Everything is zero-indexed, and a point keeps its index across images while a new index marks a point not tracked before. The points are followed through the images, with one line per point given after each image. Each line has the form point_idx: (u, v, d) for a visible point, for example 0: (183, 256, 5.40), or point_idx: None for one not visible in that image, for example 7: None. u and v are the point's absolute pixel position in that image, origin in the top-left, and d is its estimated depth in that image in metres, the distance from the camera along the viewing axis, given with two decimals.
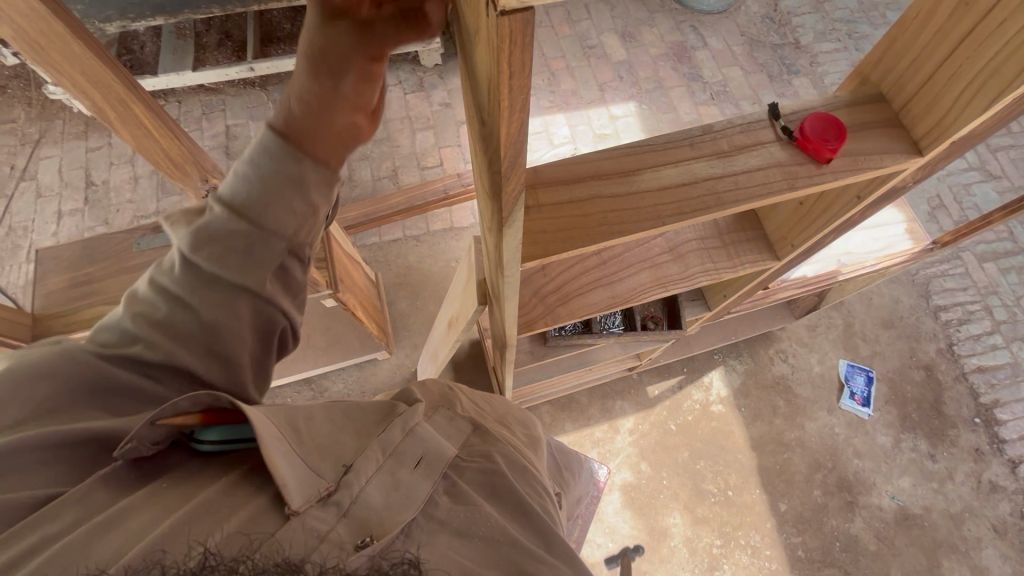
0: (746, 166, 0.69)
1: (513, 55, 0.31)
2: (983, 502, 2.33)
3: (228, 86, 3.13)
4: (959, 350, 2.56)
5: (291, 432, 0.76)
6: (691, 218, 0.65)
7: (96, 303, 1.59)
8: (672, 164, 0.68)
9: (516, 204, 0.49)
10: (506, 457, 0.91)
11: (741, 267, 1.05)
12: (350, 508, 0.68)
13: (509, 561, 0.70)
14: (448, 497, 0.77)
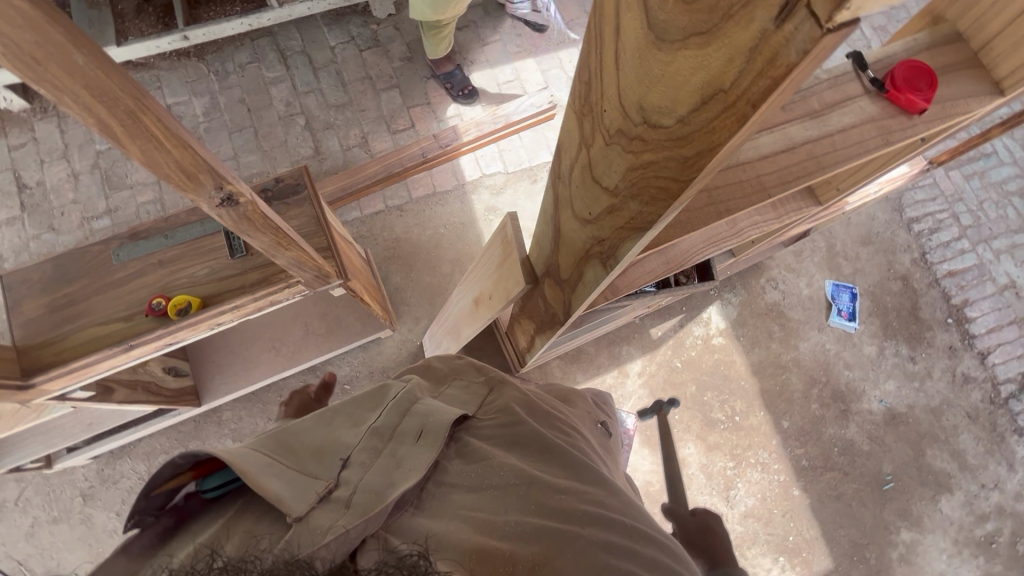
0: (839, 124, 0.78)
1: (797, 74, 0.33)
2: (958, 393, 2.56)
3: (160, 59, 2.80)
4: (932, 257, 2.72)
5: (283, 449, 0.77)
6: (795, 184, 0.74)
7: (86, 325, 1.46)
8: (766, 131, 0.76)
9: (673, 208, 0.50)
10: (521, 402, 0.95)
11: (787, 216, 1.08)
12: (354, 493, 0.69)
13: (531, 499, 0.75)
14: (460, 458, 0.82)
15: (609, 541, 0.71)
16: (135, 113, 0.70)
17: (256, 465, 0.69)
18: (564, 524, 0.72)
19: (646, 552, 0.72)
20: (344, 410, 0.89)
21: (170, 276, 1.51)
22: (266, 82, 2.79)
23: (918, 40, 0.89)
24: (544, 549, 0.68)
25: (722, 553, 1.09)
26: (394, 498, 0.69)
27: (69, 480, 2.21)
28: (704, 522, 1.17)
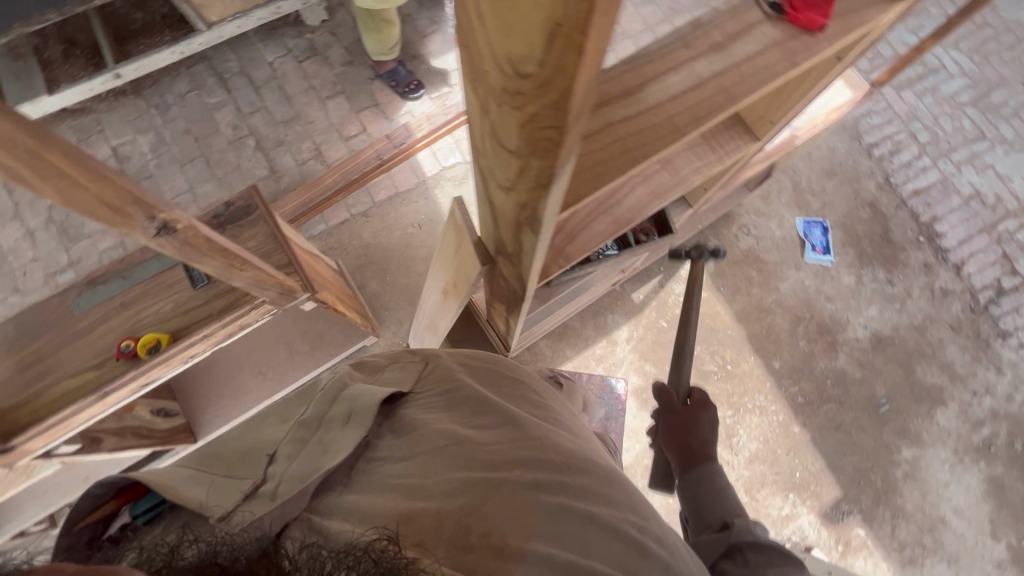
0: (745, 52, 0.81)
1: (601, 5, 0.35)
2: (939, 307, 2.60)
3: (97, 101, 2.74)
4: (895, 179, 2.75)
5: (210, 461, 0.82)
6: (704, 121, 0.77)
7: (58, 379, 1.44)
8: (671, 73, 0.79)
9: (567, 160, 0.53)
10: (456, 368, 0.99)
11: (728, 156, 1.10)
12: (279, 484, 0.72)
13: (459, 456, 0.79)
14: (391, 432, 0.86)
15: (534, 480, 0.76)
16: (38, 153, 0.68)
17: (178, 480, 0.74)
18: (491, 472, 0.76)
19: (571, 486, 0.78)
20: (273, 417, 0.96)
21: (136, 316, 1.48)
22: (209, 109, 2.74)
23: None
24: (471, 499, 0.72)
25: (706, 442, 1.18)
26: (315, 479, 0.73)
27: None
28: (699, 410, 1.24)
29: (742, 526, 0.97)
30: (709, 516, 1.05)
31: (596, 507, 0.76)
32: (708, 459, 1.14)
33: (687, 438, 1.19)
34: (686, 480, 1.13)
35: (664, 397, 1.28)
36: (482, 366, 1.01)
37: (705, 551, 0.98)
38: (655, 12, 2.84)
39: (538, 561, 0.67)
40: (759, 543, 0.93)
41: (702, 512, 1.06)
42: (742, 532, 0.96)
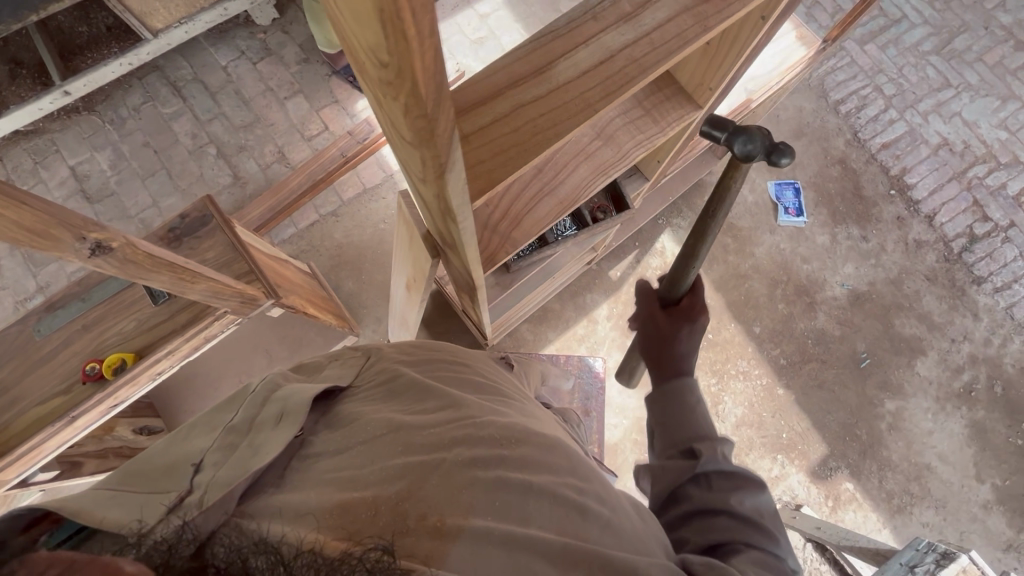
0: (655, 22, 0.80)
1: None
2: (914, 259, 2.62)
3: (49, 121, 2.67)
4: (863, 135, 2.74)
5: (128, 478, 0.74)
6: (618, 94, 0.76)
7: (25, 408, 1.41)
8: (580, 47, 0.78)
9: (452, 145, 0.55)
10: (398, 361, 1.00)
11: (670, 127, 1.12)
12: (202, 494, 0.68)
13: (397, 443, 0.79)
14: (326, 428, 0.85)
15: (473, 457, 0.76)
16: None
17: (90, 501, 0.66)
18: (429, 454, 0.77)
19: (510, 457, 0.78)
20: (201, 424, 0.88)
21: (98, 339, 1.46)
22: (165, 119, 2.68)
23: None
24: (407, 484, 0.73)
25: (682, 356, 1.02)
26: (243, 482, 0.70)
27: None
28: (684, 318, 1.04)
29: (709, 451, 0.90)
30: (675, 435, 0.96)
31: (536, 476, 0.76)
32: (682, 376, 1.01)
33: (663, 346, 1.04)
34: (657, 395, 1.01)
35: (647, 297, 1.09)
36: (424, 355, 1.01)
37: (667, 477, 0.91)
38: None
39: (478, 535, 0.68)
40: (724, 469, 0.88)
41: (667, 431, 0.96)
42: (710, 463, 0.88)
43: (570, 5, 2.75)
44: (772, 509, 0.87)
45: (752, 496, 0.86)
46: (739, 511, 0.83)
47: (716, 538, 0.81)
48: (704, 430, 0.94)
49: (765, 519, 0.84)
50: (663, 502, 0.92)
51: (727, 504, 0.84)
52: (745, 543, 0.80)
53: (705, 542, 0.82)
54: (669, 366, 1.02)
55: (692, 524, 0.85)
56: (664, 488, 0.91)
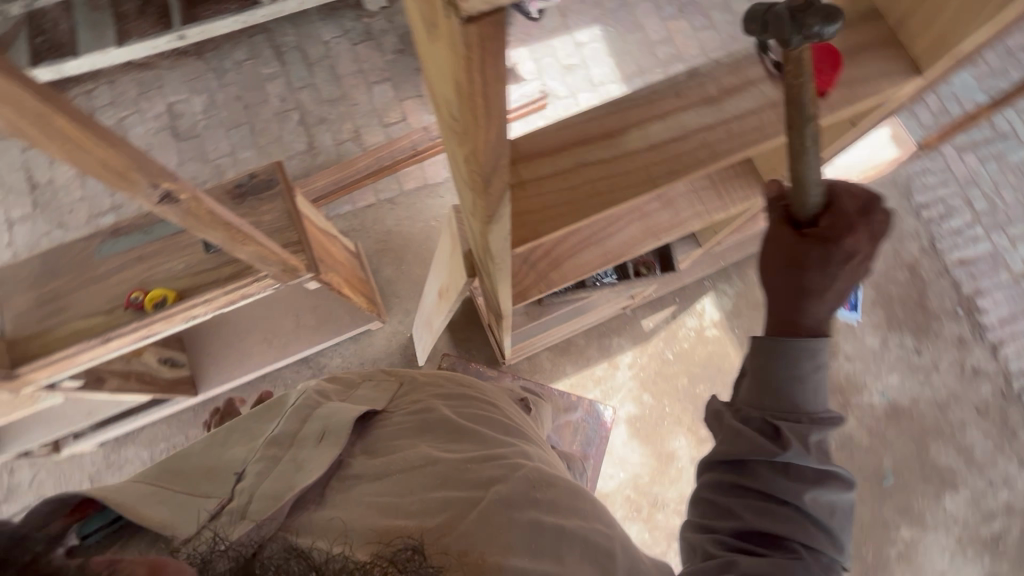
0: (738, 109, 0.79)
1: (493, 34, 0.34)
2: (967, 386, 2.45)
3: (160, 59, 2.87)
4: (941, 245, 2.60)
5: (174, 475, 0.87)
6: (681, 175, 0.77)
7: (71, 319, 1.51)
8: (656, 120, 0.78)
9: (501, 202, 0.57)
10: (434, 394, 1.04)
11: (731, 206, 1.15)
12: (247, 503, 0.79)
13: (436, 476, 0.84)
14: (364, 453, 0.91)
15: (509, 498, 0.81)
16: (44, 115, 0.71)
17: (139, 494, 0.80)
18: (466, 492, 0.81)
19: (542, 501, 0.83)
20: (240, 431, 1.01)
21: (147, 271, 1.54)
22: (261, 79, 2.83)
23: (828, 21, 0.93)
24: (447, 519, 0.78)
25: (809, 302, 0.82)
26: (292, 496, 0.80)
27: (78, 465, 2.32)
28: (818, 252, 0.75)
29: (798, 435, 0.85)
30: (767, 401, 0.88)
31: (567, 522, 0.81)
32: (802, 336, 0.85)
33: (789, 281, 0.80)
34: (763, 348, 0.88)
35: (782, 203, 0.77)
36: (459, 391, 1.05)
37: (742, 444, 0.87)
38: (712, 38, 2.76)
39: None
40: (810, 465, 0.85)
41: (761, 395, 0.88)
42: (797, 453, 0.84)
43: (665, 51, 2.75)
44: (842, 508, 0.88)
45: (827, 495, 0.86)
46: (807, 506, 0.84)
47: (772, 525, 0.83)
48: (802, 407, 0.87)
49: (830, 517, 0.85)
50: (726, 463, 0.90)
51: (797, 497, 0.84)
52: (799, 541, 0.83)
53: (757, 525, 0.84)
54: (786, 319, 0.85)
55: (750, 502, 0.86)
56: (735, 455, 0.88)
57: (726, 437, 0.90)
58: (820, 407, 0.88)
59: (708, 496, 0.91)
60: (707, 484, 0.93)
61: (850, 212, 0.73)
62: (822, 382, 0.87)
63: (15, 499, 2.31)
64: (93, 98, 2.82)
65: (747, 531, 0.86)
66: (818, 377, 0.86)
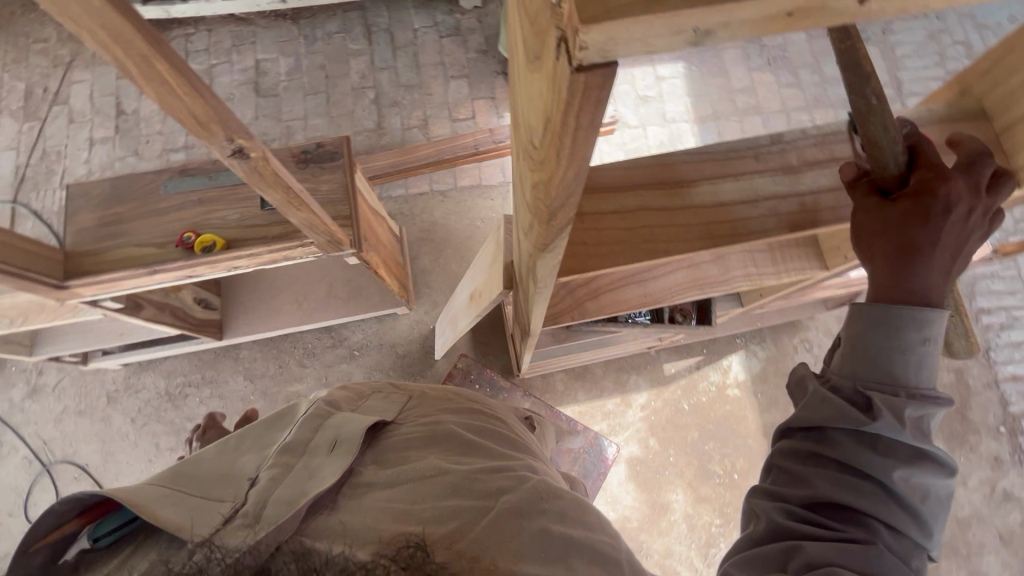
0: (814, 184, 0.77)
1: (590, 89, 0.32)
2: (993, 509, 2.30)
3: (259, 16, 3.01)
4: (995, 356, 2.46)
5: (185, 480, 0.81)
6: (743, 239, 0.75)
7: (126, 244, 1.58)
8: (731, 179, 0.76)
9: (557, 236, 0.53)
10: (443, 411, 1.01)
11: (784, 275, 1.12)
12: (262, 508, 0.73)
13: (446, 484, 0.81)
14: (374, 464, 0.86)
15: (519, 507, 0.78)
16: (148, 57, 0.74)
17: (151, 497, 0.74)
18: (476, 500, 0.78)
19: (550, 511, 0.80)
20: (253, 437, 0.93)
21: (204, 215, 1.61)
22: (347, 53, 2.93)
23: (929, 111, 0.83)
24: (459, 526, 0.74)
25: (916, 268, 0.69)
26: (304, 504, 0.73)
27: (100, 380, 2.44)
28: (917, 212, 0.66)
29: (893, 409, 0.73)
30: (859, 371, 0.76)
31: (573, 531, 0.78)
32: (904, 303, 0.71)
33: (887, 249, 0.69)
34: (859, 315, 0.75)
35: (857, 176, 0.72)
36: (469, 413, 1.02)
37: (823, 412, 0.77)
38: (796, 97, 2.70)
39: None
40: (904, 441, 0.73)
41: (853, 362, 0.77)
42: (888, 426, 0.72)
43: (745, 101, 2.70)
44: (939, 497, 0.75)
45: (922, 477, 0.73)
46: (897, 486, 0.72)
47: (853, 500, 0.73)
48: (902, 380, 0.74)
49: (923, 507, 0.73)
50: (803, 429, 0.80)
51: (885, 473, 0.72)
52: (880, 520, 0.72)
53: (834, 495, 0.73)
54: (890, 284, 0.71)
55: (828, 473, 0.75)
56: (816, 419, 0.77)
57: (805, 403, 0.79)
58: (924, 383, 0.75)
59: (779, 463, 0.81)
60: (779, 453, 0.82)
61: (937, 164, 0.67)
62: (933, 355, 0.74)
63: (38, 398, 2.43)
64: (191, 41, 2.97)
65: (820, 502, 0.75)
66: (926, 351, 0.73)
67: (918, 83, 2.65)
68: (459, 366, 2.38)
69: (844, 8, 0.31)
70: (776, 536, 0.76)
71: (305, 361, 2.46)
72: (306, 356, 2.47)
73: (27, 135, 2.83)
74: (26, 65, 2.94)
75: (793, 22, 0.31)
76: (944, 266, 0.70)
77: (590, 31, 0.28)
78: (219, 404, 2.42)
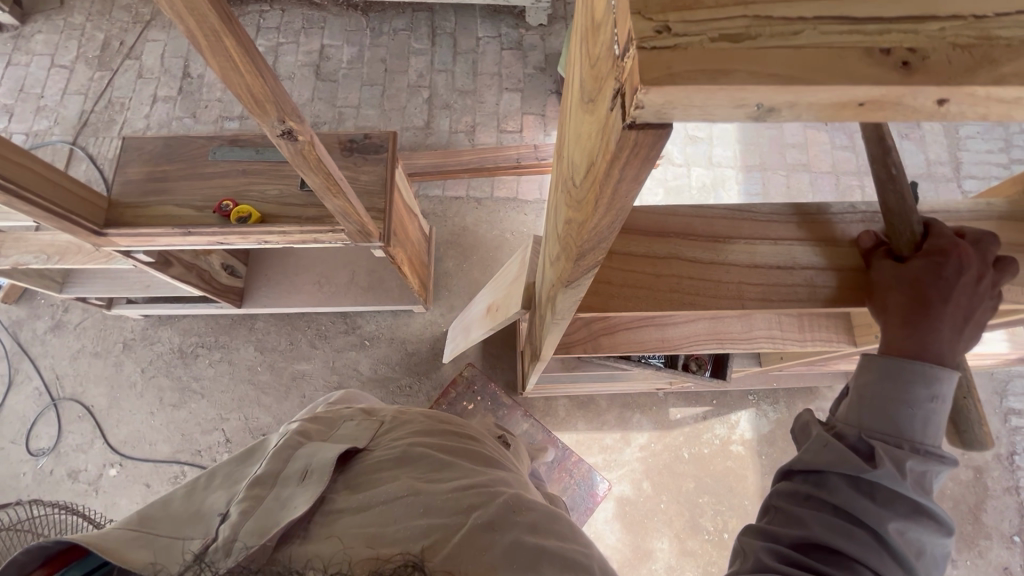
0: (855, 262, 0.75)
1: (653, 141, 0.31)
2: None
3: (332, 4, 3.10)
4: (1020, 461, 2.33)
5: (150, 519, 0.77)
6: (774, 305, 0.72)
7: (167, 202, 1.63)
8: (769, 241, 0.75)
9: (586, 274, 0.52)
10: (416, 429, 0.98)
11: (810, 344, 1.09)
12: (233, 540, 0.72)
13: (419, 504, 0.78)
14: (346, 490, 0.83)
15: (492, 520, 0.77)
16: (218, 33, 0.76)
17: (118, 538, 0.70)
18: (449, 516, 0.77)
19: (524, 523, 0.78)
20: (222, 475, 0.88)
21: (244, 185, 1.66)
22: (409, 51, 2.99)
23: (991, 205, 0.78)
24: (431, 544, 0.72)
25: (929, 327, 0.67)
26: (274, 535, 0.71)
27: (120, 326, 2.51)
28: (928, 277, 0.67)
29: (896, 461, 0.67)
30: (866, 420, 0.71)
31: (545, 541, 0.77)
32: (912, 358, 0.68)
33: (899, 303, 0.68)
34: (867, 365, 0.72)
35: (875, 244, 0.72)
36: (445, 434, 0.99)
37: (824, 458, 0.71)
38: (849, 160, 2.65)
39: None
40: (904, 493, 0.66)
41: (862, 412, 0.71)
42: (889, 474, 0.66)
43: (794, 157, 2.66)
44: (933, 558, 0.68)
45: (919, 533, 0.67)
46: (893, 539, 0.65)
47: (845, 546, 0.65)
48: (909, 435, 0.69)
49: (919, 567, 0.66)
50: (802, 471, 0.74)
51: (880, 524, 0.66)
52: (871, 572, 0.64)
53: (824, 539, 0.66)
54: (898, 340, 0.68)
55: (822, 515, 0.68)
56: (815, 461, 0.72)
57: (808, 446, 0.74)
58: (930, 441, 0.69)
59: (774, 502, 0.75)
60: (773, 493, 0.76)
61: (950, 236, 0.68)
62: (944, 414, 0.68)
63: (60, 333, 2.51)
64: (264, 18, 3.08)
65: (812, 545, 0.68)
66: (937, 409, 0.68)
67: (977, 166, 2.57)
68: (464, 374, 2.38)
69: (922, 106, 0.30)
70: None
71: (316, 342, 2.49)
72: (317, 337, 2.50)
73: (97, 83, 2.96)
74: (108, 18, 3.09)
75: (864, 111, 0.31)
76: (959, 331, 0.67)
77: (650, 91, 0.27)
78: (226, 369, 2.45)
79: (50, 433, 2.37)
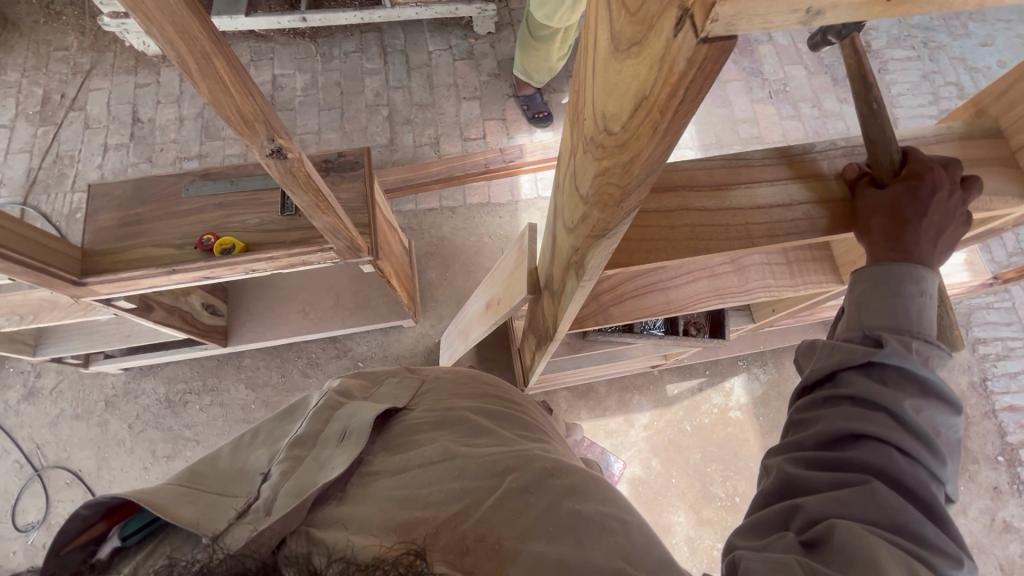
0: (846, 193, 0.81)
1: (713, 57, 0.35)
2: (993, 540, 2.29)
3: (278, 34, 3.09)
4: (992, 386, 2.49)
5: (197, 478, 0.79)
6: (780, 241, 0.78)
7: (145, 244, 1.60)
8: (766, 184, 0.81)
9: (620, 222, 0.57)
10: (454, 395, 1.02)
11: (803, 287, 1.15)
12: (273, 500, 0.72)
13: (455, 468, 0.80)
14: (384, 450, 0.87)
15: (526, 484, 0.78)
16: (208, 53, 0.78)
17: (169, 495, 0.73)
18: (482, 481, 0.78)
19: (560, 485, 0.79)
20: (265, 433, 0.93)
21: (224, 218, 1.64)
22: (363, 72, 3.00)
23: (951, 129, 0.86)
24: (464, 507, 0.74)
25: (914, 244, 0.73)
26: (312, 495, 0.73)
27: (99, 384, 2.40)
28: (908, 196, 0.74)
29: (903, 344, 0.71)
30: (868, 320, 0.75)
31: (583, 505, 0.76)
32: (900, 261, 0.73)
33: (881, 224, 0.75)
34: (860, 276, 0.77)
35: (860, 175, 0.79)
36: (481, 398, 1.02)
37: (836, 356, 0.75)
38: (797, 129, 2.80)
39: (534, 560, 0.68)
40: (912, 370, 0.71)
41: (862, 316, 0.76)
42: (895, 353, 0.71)
43: (747, 132, 2.80)
44: (950, 437, 0.73)
45: (933, 411, 0.71)
46: (911, 416, 0.69)
47: (867, 429, 0.69)
48: (910, 326, 0.73)
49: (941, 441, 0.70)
50: (817, 380, 0.78)
51: (897, 404, 0.70)
52: (897, 448, 0.68)
53: (846, 427, 0.70)
54: (887, 245, 0.74)
55: (841, 409, 0.72)
56: (826, 366, 0.76)
57: (818, 355, 0.79)
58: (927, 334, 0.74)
59: (794, 418, 0.78)
60: (793, 412, 0.79)
61: (926, 161, 0.76)
62: (934, 308, 0.74)
63: (34, 401, 2.39)
64: None
65: (836, 442, 0.71)
66: (927, 303, 0.73)
67: (912, 120, 2.75)
68: None
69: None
70: (788, 486, 0.71)
71: (309, 371, 2.45)
72: (309, 365, 2.46)
73: (42, 138, 2.86)
74: (45, 72, 2.99)
75: (892, 5, 0.35)
76: (935, 244, 0.73)
77: (723, 7, 0.30)
78: (219, 412, 2.39)
79: (38, 505, 2.26)
